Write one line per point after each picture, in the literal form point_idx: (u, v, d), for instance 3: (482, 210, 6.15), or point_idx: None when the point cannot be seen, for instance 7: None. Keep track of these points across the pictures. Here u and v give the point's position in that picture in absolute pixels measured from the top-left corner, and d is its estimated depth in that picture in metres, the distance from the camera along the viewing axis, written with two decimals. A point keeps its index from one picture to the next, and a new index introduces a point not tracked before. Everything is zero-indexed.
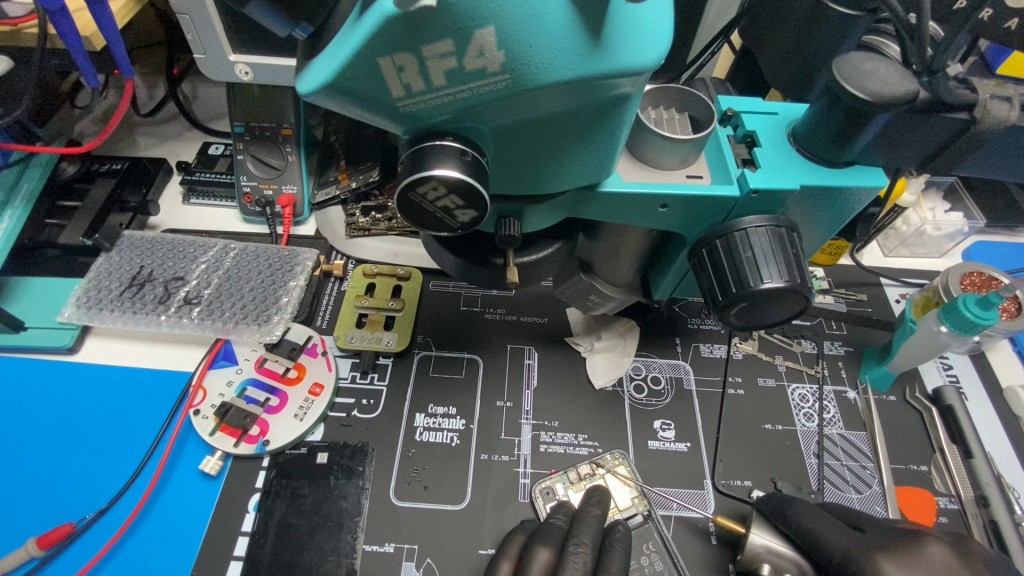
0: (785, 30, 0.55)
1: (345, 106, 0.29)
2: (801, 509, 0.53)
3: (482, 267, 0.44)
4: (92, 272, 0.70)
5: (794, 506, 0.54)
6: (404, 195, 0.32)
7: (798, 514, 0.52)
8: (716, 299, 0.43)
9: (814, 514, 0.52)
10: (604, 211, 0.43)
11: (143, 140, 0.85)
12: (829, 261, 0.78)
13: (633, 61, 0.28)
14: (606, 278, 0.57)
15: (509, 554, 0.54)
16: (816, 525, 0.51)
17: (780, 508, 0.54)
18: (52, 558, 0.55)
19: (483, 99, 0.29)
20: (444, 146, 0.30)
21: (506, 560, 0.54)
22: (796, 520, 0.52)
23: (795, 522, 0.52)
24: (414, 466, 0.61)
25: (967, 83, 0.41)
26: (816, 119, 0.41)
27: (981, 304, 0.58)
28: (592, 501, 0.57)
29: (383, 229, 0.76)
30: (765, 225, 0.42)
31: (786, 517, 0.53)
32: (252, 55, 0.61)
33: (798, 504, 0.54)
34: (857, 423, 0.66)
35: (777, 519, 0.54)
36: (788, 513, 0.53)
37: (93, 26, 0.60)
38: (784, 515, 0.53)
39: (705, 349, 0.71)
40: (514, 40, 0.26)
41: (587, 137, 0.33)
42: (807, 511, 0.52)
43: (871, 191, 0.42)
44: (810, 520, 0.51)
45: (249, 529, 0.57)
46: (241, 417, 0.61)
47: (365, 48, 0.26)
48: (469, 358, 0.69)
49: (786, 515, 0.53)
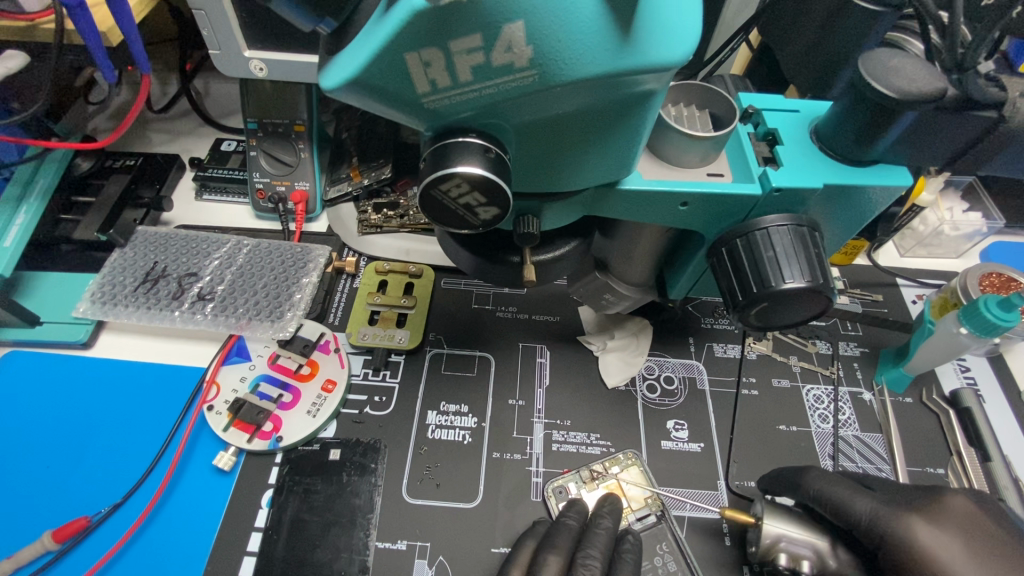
0: (805, 26, 0.54)
1: (369, 103, 0.29)
2: (817, 475, 0.53)
3: (497, 265, 0.44)
4: (106, 268, 0.70)
5: (808, 475, 0.54)
6: (426, 192, 0.32)
7: (813, 481, 0.53)
8: (735, 299, 0.42)
9: (829, 479, 0.52)
10: (623, 209, 0.42)
11: (155, 136, 0.85)
12: (845, 261, 0.77)
13: (664, 56, 0.28)
14: (620, 277, 0.56)
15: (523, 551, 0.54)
16: (836, 491, 0.51)
17: (793, 480, 0.54)
18: (66, 552, 0.55)
19: (509, 96, 0.28)
20: (468, 143, 0.30)
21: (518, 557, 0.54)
22: (814, 488, 0.52)
23: (814, 490, 0.52)
24: (426, 463, 0.61)
25: (996, 80, 0.40)
26: (840, 117, 0.40)
27: (1002, 306, 0.57)
28: (603, 512, 0.56)
29: (396, 226, 0.76)
30: (787, 225, 0.41)
31: (801, 487, 0.53)
32: (267, 52, 0.61)
33: (811, 471, 0.54)
34: (873, 425, 0.66)
35: (792, 492, 0.54)
36: (803, 484, 0.53)
37: (110, 21, 0.60)
38: (798, 486, 0.54)
39: (718, 349, 0.70)
40: (544, 34, 0.26)
41: (610, 133, 0.33)
42: (823, 476, 0.53)
43: (895, 190, 0.41)
44: (828, 486, 0.52)
45: (262, 525, 0.57)
46: (254, 414, 0.61)
47: (393, 42, 0.26)
48: (481, 356, 0.69)
49: (802, 485, 0.53)
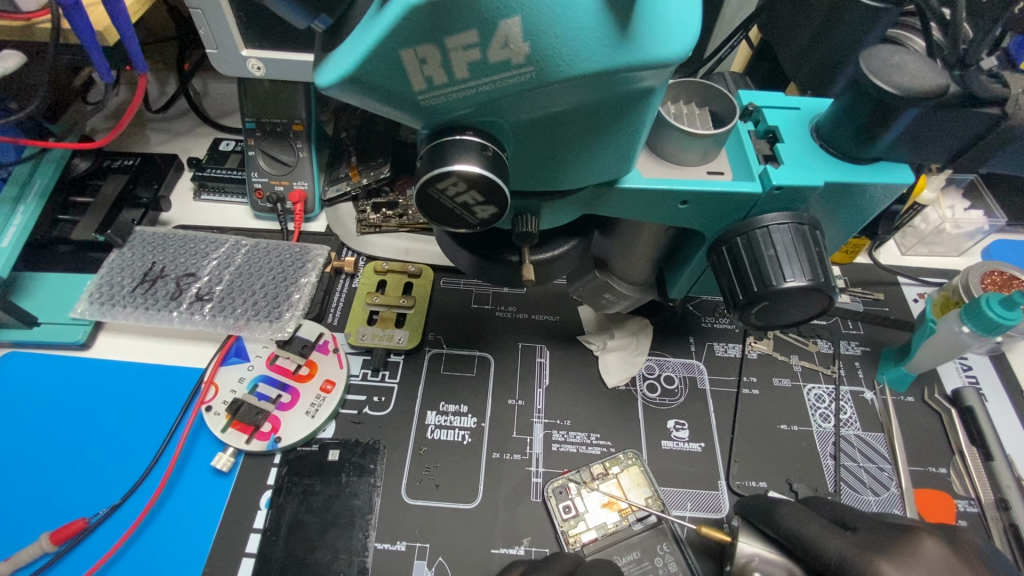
0: (805, 23, 0.54)
1: (365, 101, 0.29)
2: (787, 512, 0.50)
3: (497, 265, 0.44)
4: (104, 269, 0.70)
5: (780, 509, 0.51)
6: (423, 190, 0.31)
7: (783, 517, 0.50)
8: (736, 298, 0.42)
9: (800, 516, 0.49)
10: (623, 208, 0.42)
11: (154, 136, 0.85)
12: (846, 260, 0.77)
13: (664, 50, 0.27)
14: (621, 276, 0.56)
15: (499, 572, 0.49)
16: (804, 530, 0.48)
17: (767, 511, 0.52)
18: (64, 554, 0.55)
19: (506, 93, 0.28)
20: (465, 140, 0.30)
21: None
22: (784, 526, 0.49)
23: (784, 529, 0.49)
24: (426, 464, 0.61)
25: (999, 78, 0.39)
26: (841, 115, 0.40)
27: (1004, 304, 0.56)
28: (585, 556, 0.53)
29: (395, 226, 0.76)
30: (788, 223, 0.41)
31: (773, 523, 0.50)
32: (264, 50, 0.61)
33: (782, 506, 0.51)
34: (875, 425, 0.65)
35: (765, 524, 0.52)
36: (775, 517, 0.51)
37: (106, 21, 0.59)
38: (770, 519, 0.51)
39: (719, 348, 0.70)
40: (541, 30, 0.25)
41: (609, 131, 0.32)
42: (794, 513, 0.50)
43: (897, 188, 0.41)
44: (799, 525, 0.49)
45: (261, 526, 0.57)
46: (252, 414, 0.61)
47: (389, 39, 0.25)
48: (481, 356, 0.69)
49: (773, 519, 0.51)
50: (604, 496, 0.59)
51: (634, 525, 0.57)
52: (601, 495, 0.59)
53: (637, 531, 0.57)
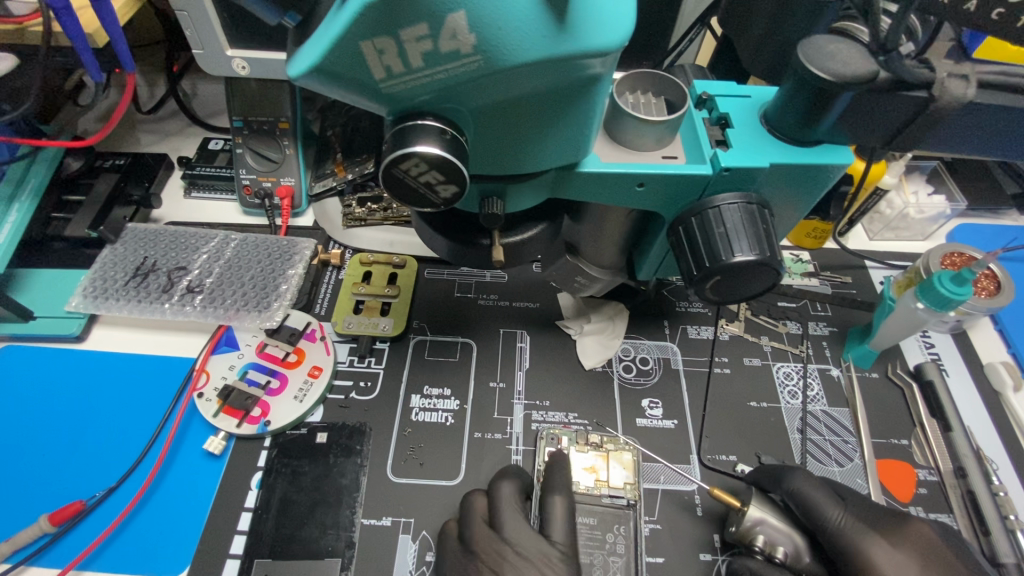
0: (759, 17, 0.57)
1: (331, 89, 0.32)
2: (800, 475, 0.56)
3: (468, 248, 0.47)
4: (97, 264, 0.72)
5: (792, 475, 0.56)
6: (388, 171, 0.34)
7: (795, 479, 0.56)
8: (692, 274, 0.45)
9: (810, 482, 0.55)
10: (585, 191, 0.45)
11: (144, 137, 0.88)
12: (815, 245, 0.80)
13: (599, 41, 0.30)
14: (591, 260, 0.59)
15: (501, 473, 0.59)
16: (814, 495, 0.54)
17: (777, 475, 0.58)
18: (63, 534, 0.57)
19: (460, 80, 0.31)
20: (425, 125, 0.32)
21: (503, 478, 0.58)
22: (793, 485, 0.55)
23: (792, 487, 0.55)
24: (411, 444, 0.64)
25: (925, 62, 0.41)
26: (786, 101, 0.43)
27: (955, 281, 0.60)
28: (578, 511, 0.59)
29: (380, 219, 0.78)
30: (738, 203, 0.44)
31: (783, 482, 0.56)
32: (247, 50, 0.63)
33: (795, 471, 0.57)
34: (841, 401, 0.68)
35: (774, 488, 0.57)
36: (785, 481, 0.56)
37: (96, 23, 0.61)
38: (780, 481, 0.57)
39: (692, 331, 0.73)
40: (485, 22, 0.28)
41: (562, 116, 0.35)
42: (806, 477, 0.56)
43: (840, 168, 0.44)
44: (806, 488, 0.55)
45: (252, 505, 0.59)
46: (242, 399, 0.63)
47: (348, 32, 0.28)
48: (463, 342, 0.71)
49: (783, 481, 0.57)
50: (589, 461, 0.62)
51: (604, 497, 0.60)
52: (587, 458, 0.62)
53: (604, 504, 0.59)
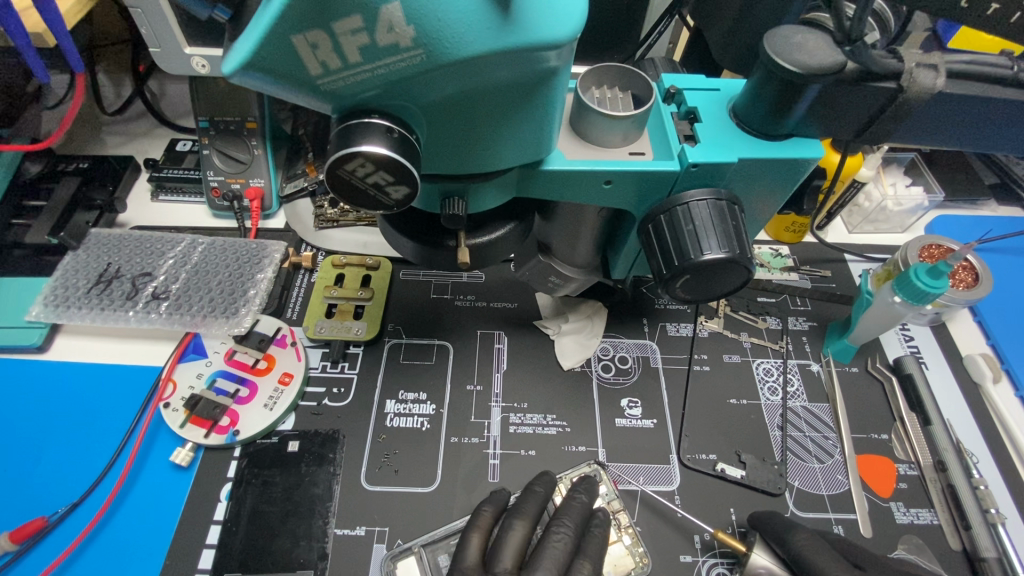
0: (727, 9, 0.56)
1: (268, 86, 0.30)
2: (803, 539, 0.51)
3: (433, 249, 0.45)
4: (58, 271, 0.70)
5: (795, 533, 0.52)
6: (334, 171, 0.33)
7: (799, 541, 0.51)
8: (661, 273, 0.44)
9: (816, 544, 0.51)
10: (550, 190, 0.44)
11: (110, 139, 0.85)
12: (795, 239, 0.79)
13: (546, 33, 0.29)
14: (564, 259, 0.58)
15: (496, 500, 0.56)
16: (817, 559, 0.50)
17: (780, 531, 0.53)
18: (24, 553, 0.55)
19: (402, 75, 0.29)
20: (371, 123, 0.31)
21: (491, 504, 0.56)
22: (796, 547, 0.51)
23: (795, 550, 0.51)
24: (385, 451, 0.62)
25: (893, 51, 0.40)
26: (753, 94, 0.42)
27: (931, 273, 0.59)
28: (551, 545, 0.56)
29: (352, 220, 0.77)
30: (707, 199, 0.43)
31: (786, 543, 0.52)
32: (207, 48, 0.61)
33: (799, 530, 0.52)
34: (821, 396, 0.68)
35: (777, 543, 0.53)
36: (787, 539, 0.52)
37: (42, 25, 0.57)
38: (783, 540, 0.53)
39: (672, 328, 0.72)
40: (422, 13, 0.27)
41: (517, 112, 0.34)
42: (808, 540, 0.51)
43: (810, 161, 0.43)
44: (810, 552, 0.51)
45: (221, 518, 0.58)
46: (210, 408, 0.62)
47: (278, 26, 0.27)
48: (440, 344, 0.70)
49: (785, 541, 0.52)
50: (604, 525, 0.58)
51: None
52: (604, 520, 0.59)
53: None
